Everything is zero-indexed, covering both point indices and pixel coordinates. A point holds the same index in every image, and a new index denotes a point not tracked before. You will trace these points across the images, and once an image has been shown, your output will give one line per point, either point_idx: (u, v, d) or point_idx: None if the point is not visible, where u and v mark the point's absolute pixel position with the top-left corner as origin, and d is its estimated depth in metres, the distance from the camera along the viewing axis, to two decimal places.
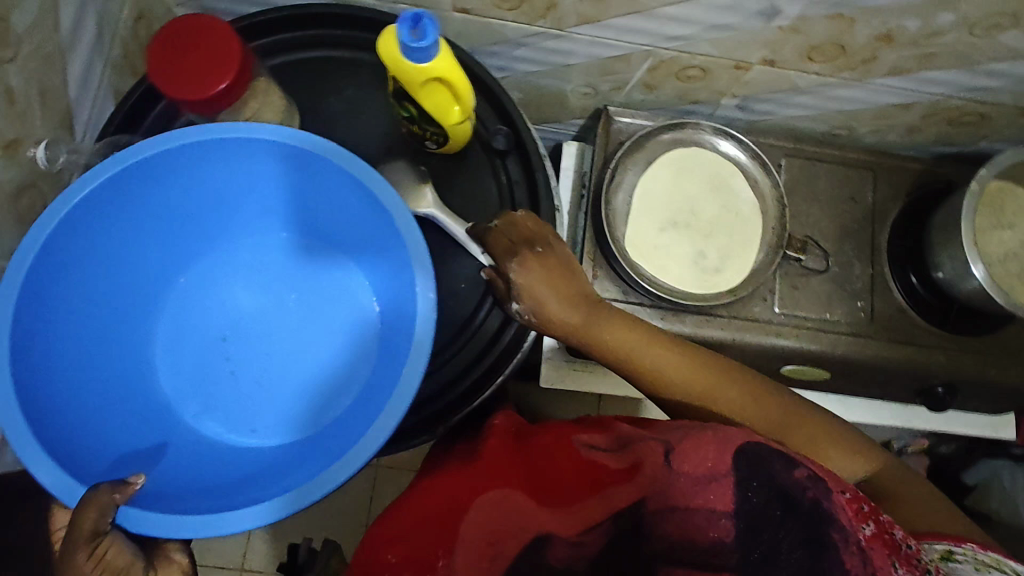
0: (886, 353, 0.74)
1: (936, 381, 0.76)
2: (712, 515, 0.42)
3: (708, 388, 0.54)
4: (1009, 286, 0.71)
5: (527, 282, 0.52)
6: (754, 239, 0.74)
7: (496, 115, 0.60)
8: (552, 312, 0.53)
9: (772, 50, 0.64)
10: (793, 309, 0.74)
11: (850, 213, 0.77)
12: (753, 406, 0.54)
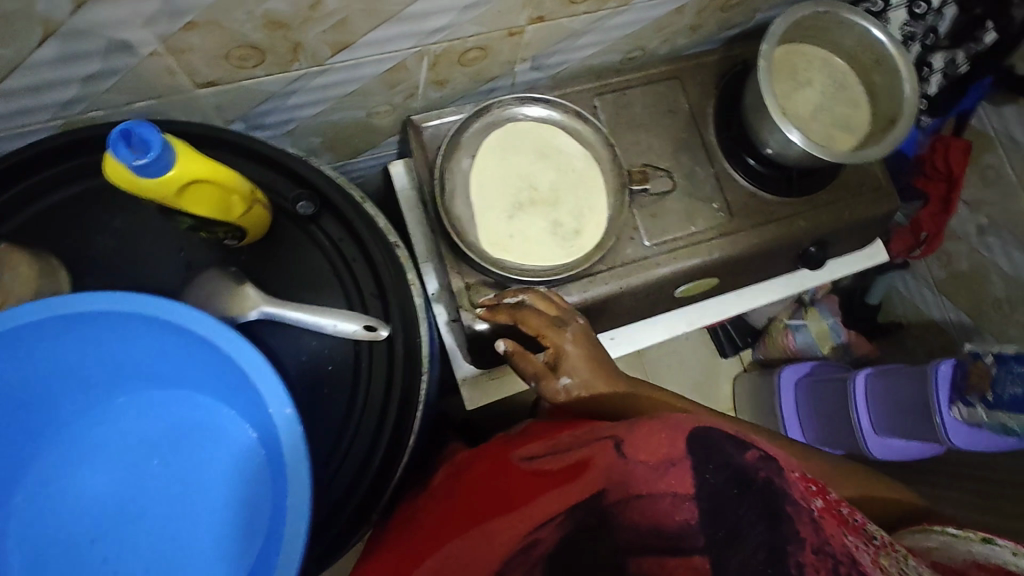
0: (755, 238, 0.77)
1: (806, 243, 0.81)
2: (678, 500, 0.42)
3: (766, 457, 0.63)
4: (831, 137, 0.76)
5: (574, 348, 0.63)
6: (599, 187, 0.74)
7: (297, 180, 0.56)
8: (599, 383, 0.62)
9: (533, 7, 0.63)
10: (660, 236, 0.75)
11: (674, 126, 0.79)
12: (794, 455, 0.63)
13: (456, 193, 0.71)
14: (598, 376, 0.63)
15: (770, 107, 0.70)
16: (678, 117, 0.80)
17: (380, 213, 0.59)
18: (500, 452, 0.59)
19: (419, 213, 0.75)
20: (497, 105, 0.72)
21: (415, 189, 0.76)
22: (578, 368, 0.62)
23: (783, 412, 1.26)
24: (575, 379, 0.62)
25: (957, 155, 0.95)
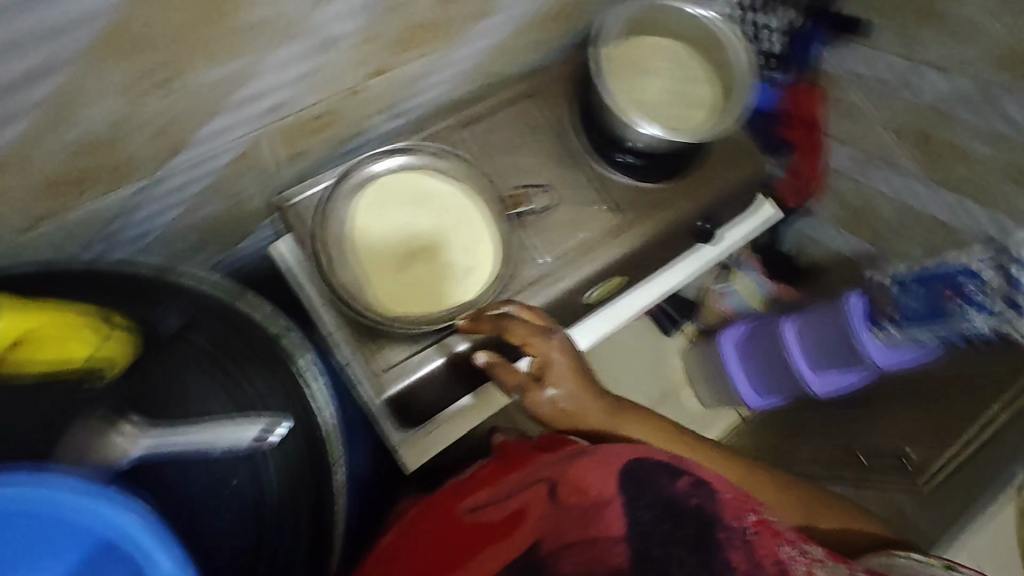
0: (644, 230, 0.80)
1: (697, 219, 0.84)
2: (605, 536, 0.45)
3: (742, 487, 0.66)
4: (686, 118, 0.79)
5: (559, 358, 0.67)
6: (480, 218, 0.74)
7: (190, 297, 0.56)
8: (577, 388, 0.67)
9: (364, 64, 0.63)
10: (553, 251, 0.76)
11: (540, 140, 0.81)
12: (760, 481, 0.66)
13: (336, 262, 0.68)
14: (583, 388, 0.68)
15: (618, 110, 0.73)
16: (546, 127, 0.81)
17: (270, 313, 0.58)
18: (447, 505, 0.62)
19: (311, 288, 0.72)
20: (355, 167, 0.70)
21: (300, 264, 0.72)
22: (563, 378, 0.67)
23: (729, 372, 1.32)
24: (561, 389, 0.66)
25: (808, 104, 1.05)
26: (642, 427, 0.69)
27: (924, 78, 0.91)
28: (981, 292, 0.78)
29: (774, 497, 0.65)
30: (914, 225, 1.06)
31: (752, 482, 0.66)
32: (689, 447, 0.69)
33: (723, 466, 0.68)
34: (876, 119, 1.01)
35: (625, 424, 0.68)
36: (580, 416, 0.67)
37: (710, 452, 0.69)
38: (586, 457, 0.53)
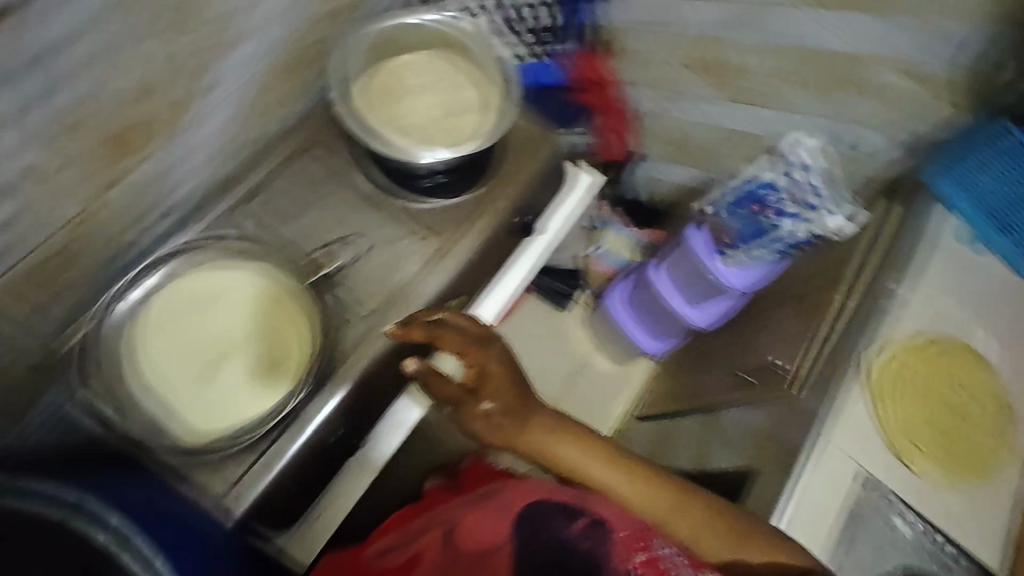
0: (467, 245, 0.76)
1: (512, 217, 0.81)
2: (501, 573, 0.60)
3: (664, 516, 0.70)
4: (461, 125, 0.77)
5: (494, 368, 0.71)
6: (277, 293, 0.67)
7: None
8: (511, 402, 0.70)
9: (71, 186, 0.53)
10: (371, 300, 0.72)
11: (330, 191, 0.74)
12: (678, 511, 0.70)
13: (129, 400, 0.61)
14: (521, 405, 0.71)
15: (383, 147, 0.70)
16: (322, 167, 0.75)
17: (58, 485, 0.48)
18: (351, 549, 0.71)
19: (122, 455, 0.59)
20: (109, 305, 0.63)
21: (102, 436, 0.61)
22: (500, 389, 0.70)
23: (614, 322, 1.38)
24: (498, 401, 0.70)
25: (584, 66, 1.04)
26: (580, 452, 0.72)
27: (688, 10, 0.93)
28: (788, 198, 0.83)
29: (693, 539, 0.69)
30: (728, 145, 1.09)
31: (677, 519, 0.70)
32: (623, 474, 0.71)
33: (654, 499, 0.70)
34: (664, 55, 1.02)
35: (560, 445, 0.72)
36: (522, 432, 0.71)
37: (647, 481, 0.71)
38: (497, 505, 0.68)
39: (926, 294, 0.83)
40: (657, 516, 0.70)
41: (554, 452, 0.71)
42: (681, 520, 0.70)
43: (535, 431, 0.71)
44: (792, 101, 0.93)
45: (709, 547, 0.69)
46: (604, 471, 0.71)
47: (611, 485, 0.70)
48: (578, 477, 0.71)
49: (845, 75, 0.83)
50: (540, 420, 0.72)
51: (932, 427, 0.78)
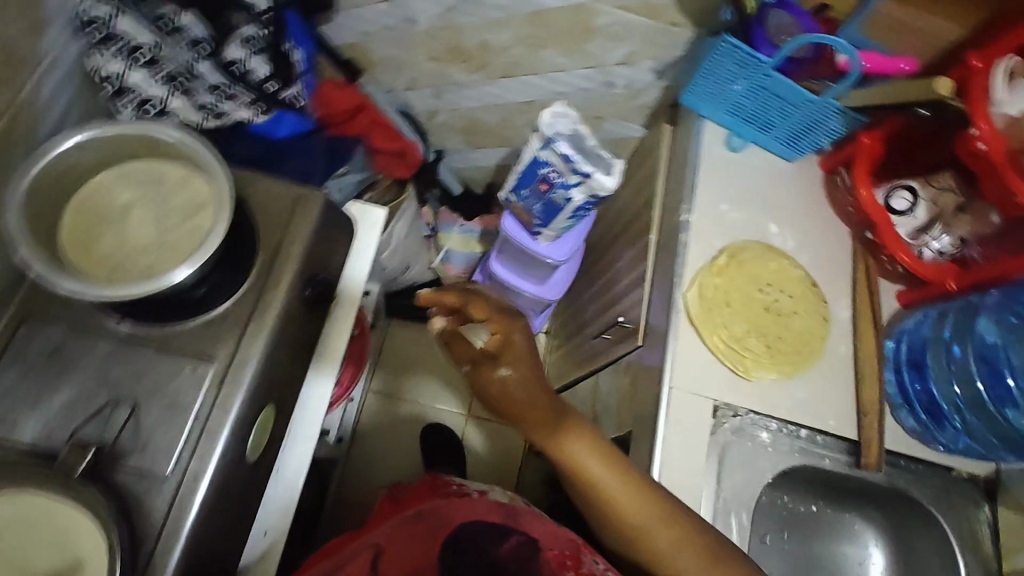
0: (267, 343, 0.64)
1: (301, 289, 0.70)
2: None
3: (644, 529, 0.65)
4: (203, 219, 0.63)
5: (518, 346, 0.63)
6: (36, 507, 0.51)
7: None
8: (532, 382, 0.63)
9: None
10: (172, 455, 0.58)
11: (69, 356, 0.60)
12: (663, 527, 0.64)
13: None
14: (540, 390, 0.63)
15: (112, 292, 0.55)
16: (64, 319, 0.61)
17: None
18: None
19: None
20: None
21: None
22: (519, 360, 0.62)
23: None
24: (516, 367, 0.62)
25: (342, 95, 0.96)
26: (590, 455, 0.65)
27: (412, 8, 0.94)
28: (562, 168, 0.79)
29: (652, 554, 0.66)
30: (514, 115, 1.14)
31: (648, 538, 0.65)
32: (624, 489, 0.65)
33: (642, 516, 0.65)
34: (419, 53, 1.03)
35: (569, 443, 0.65)
36: (540, 414, 0.64)
37: (646, 500, 0.65)
38: (428, 523, 0.66)
39: (705, 210, 0.82)
40: (633, 535, 0.66)
41: (561, 451, 0.65)
42: (656, 541, 0.65)
43: (552, 417, 0.64)
44: (545, 60, 0.98)
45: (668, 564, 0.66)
46: (607, 479, 0.65)
47: (609, 492, 0.65)
48: (575, 474, 0.65)
49: (573, 27, 0.90)
50: (557, 415, 0.65)
51: (759, 337, 0.75)
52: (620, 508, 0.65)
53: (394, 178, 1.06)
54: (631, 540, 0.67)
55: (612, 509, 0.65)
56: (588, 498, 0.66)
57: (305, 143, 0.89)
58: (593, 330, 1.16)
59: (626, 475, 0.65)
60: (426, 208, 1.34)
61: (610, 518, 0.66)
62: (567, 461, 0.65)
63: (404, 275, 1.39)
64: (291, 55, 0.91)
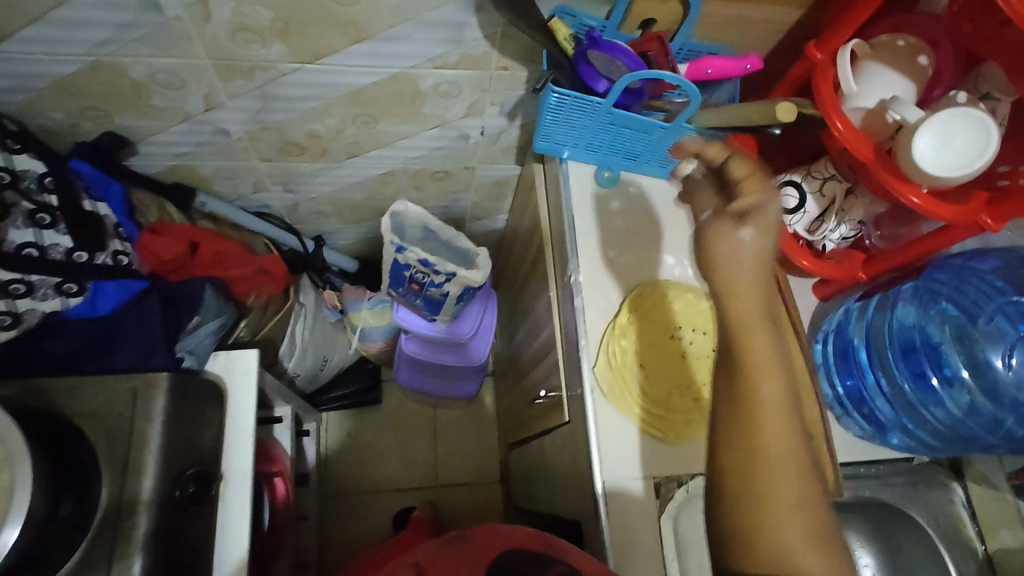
0: None
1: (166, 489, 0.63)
2: None
3: (767, 457, 0.52)
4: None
5: (758, 243, 0.54)
6: None
7: None
8: (744, 268, 0.55)
9: None
10: None
11: None
12: (794, 474, 0.52)
13: None
14: (770, 268, 0.55)
15: None
16: None
17: None
18: None
19: None
20: None
21: None
22: (765, 218, 0.54)
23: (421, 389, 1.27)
24: (755, 228, 0.54)
25: (166, 243, 0.85)
26: (774, 359, 0.54)
27: (217, 120, 0.82)
28: (424, 270, 0.70)
29: (756, 493, 0.51)
30: (380, 186, 1.04)
31: (768, 479, 0.51)
32: (781, 412, 0.53)
33: (780, 455, 0.52)
34: (249, 158, 0.92)
35: (760, 332, 0.55)
36: (756, 288, 0.55)
37: (796, 440, 0.53)
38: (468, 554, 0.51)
39: (593, 264, 0.75)
40: (755, 467, 0.52)
41: (747, 337, 0.55)
42: (776, 498, 0.51)
43: (760, 292, 0.55)
44: (386, 131, 0.88)
45: (763, 523, 0.51)
46: (773, 391, 0.53)
47: (768, 405, 0.53)
48: (745, 361, 0.54)
49: (400, 95, 0.80)
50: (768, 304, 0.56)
51: (684, 393, 0.69)
52: (766, 436, 0.52)
53: (261, 297, 0.97)
54: (742, 477, 0.52)
55: (752, 426, 0.53)
56: (740, 408, 0.53)
57: (138, 308, 0.77)
58: (528, 384, 1.09)
59: (783, 396, 0.54)
60: (325, 292, 1.22)
61: (741, 435, 0.53)
62: (744, 346, 0.54)
63: (324, 369, 1.27)
64: (97, 214, 0.80)
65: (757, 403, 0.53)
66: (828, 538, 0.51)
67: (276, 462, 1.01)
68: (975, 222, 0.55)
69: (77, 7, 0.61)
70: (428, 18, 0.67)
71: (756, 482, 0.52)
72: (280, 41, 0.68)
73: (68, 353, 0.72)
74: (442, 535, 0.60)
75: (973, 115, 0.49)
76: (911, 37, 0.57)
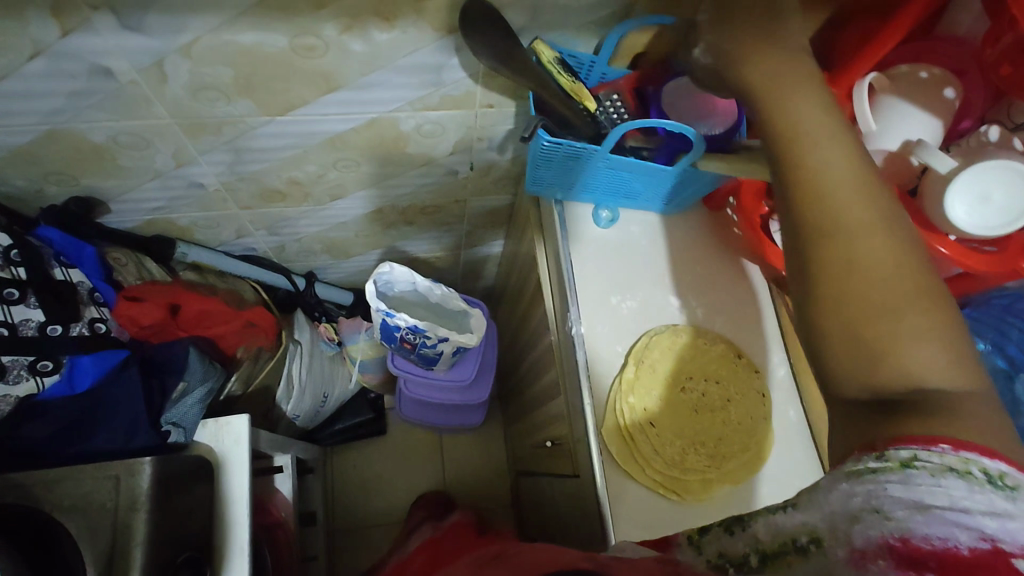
0: None
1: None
2: None
3: (838, 234, 0.40)
4: None
5: (738, 49, 0.47)
6: None
7: None
8: (758, 72, 0.46)
9: None
10: None
11: None
12: (882, 253, 0.39)
13: None
14: (781, 55, 0.46)
15: None
16: None
17: None
18: None
19: None
20: None
21: None
22: (729, 41, 0.48)
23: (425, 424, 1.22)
24: (717, 44, 0.48)
25: (146, 309, 0.81)
26: (824, 123, 0.44)
27: (191, 175, 0.77)
28: (415, 333, 0.67)
29: (830, 296, 0.40)
30: (369, 223, 1.00)
31: (845, 278, 0.40)
32: (853, 188, 0.41)
33: (866, 244, 0.40)
34: (228, 208, 0.87)
35: (799, 104, 0.45)
36: (770, 65, 0.46)
37: (878, 219, 0.40)
38: (516, 565, 0.47)
39: (594, 314, 0.70)
40: (829, 263, 0.40)
41: (779, 112, 0.45)
42: (855, 279, 0.39)
43: (781, 65, 0.46)
44: (370, 174, 0.83)
45: (845, 320, 0.39)
46: (829, 164, 0.42)
47: (821, 172, 0.42)
48: (781, 131, 0.44)
49: (381, 139, 0.75)
50: (799, 74, 0.46)
51: (699, 450, 0.65)
52: (835, 206, 0.41)
53: (249, 352, 0.93)
54: (812, 269, 0.41)
55: (817, 202, 0.42)
56: (792, 187, 0.43)
57: (119, 381, 0.72)
58: (533, 420, 1.04)
59: (847, 162, 0.42)
60: (321, 325, 1.16)
61: (801, 218, 0.42)
62: (777, 123, 0.44)
63: (325, 406, 1.22)
64: (69, 282, 0.76)
65: (810, 174, 0.42)
66: (942, 322, 0.38)
67: (278, 514, 0.97)
68: (1014, 268, 0.50)
69: (22, 79, 0.57)
70: (404, 63, 0.62)
71: (824, 272, 0.41)
72: (245, 97, 0.63)
73: (47, 437, 0.67)
74: (482, 558, 0.56)
75: (1002, 166, 0.45)
76: (936, 66, 0.52)
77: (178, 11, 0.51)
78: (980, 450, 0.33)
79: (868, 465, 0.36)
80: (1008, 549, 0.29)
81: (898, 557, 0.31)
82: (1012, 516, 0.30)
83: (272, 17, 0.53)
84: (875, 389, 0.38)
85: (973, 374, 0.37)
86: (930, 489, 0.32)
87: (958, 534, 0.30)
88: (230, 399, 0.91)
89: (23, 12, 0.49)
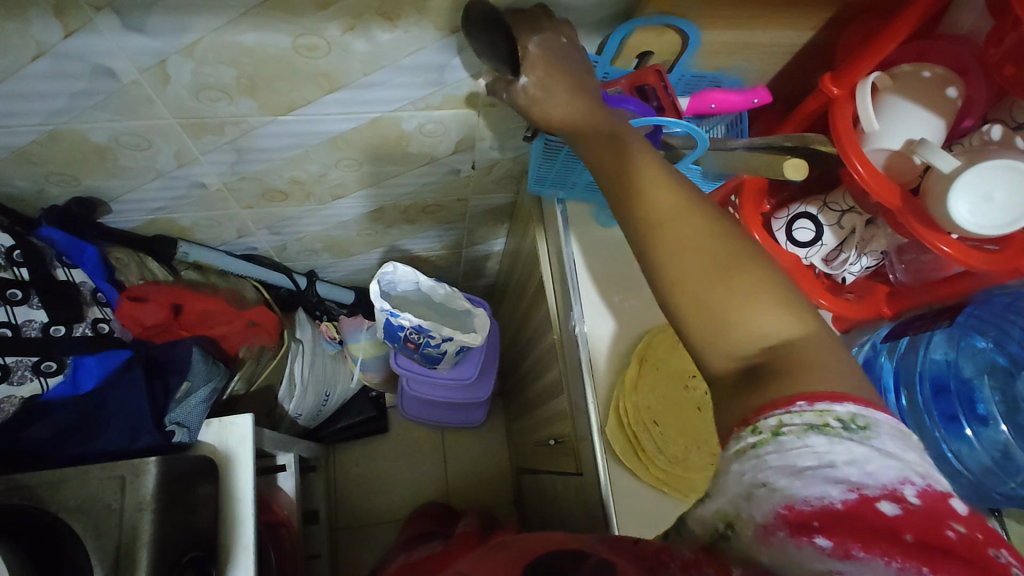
0: None
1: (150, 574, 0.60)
2: None
3: (665, 222, 0.43)
4: None
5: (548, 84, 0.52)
6: None
7: None
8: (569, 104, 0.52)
9: None
10: None
11: None
12: (703, 228, 0.42)
13: None
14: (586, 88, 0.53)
15: None
16: None
17: None
18: None
19: None
20: None
21: None
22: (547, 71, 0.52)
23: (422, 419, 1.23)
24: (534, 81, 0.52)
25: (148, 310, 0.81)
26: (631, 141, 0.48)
27: (192, 175, 0.77)
28: (419, 333, 0.67)
29: (671, 285, 0.42)
30: (370, 223, 1.00)
31: (677, 263, 0.41)
32: (664, 187, 0.44)
33: (685, 229, 0.42)
34: (230, 207, 0.87)
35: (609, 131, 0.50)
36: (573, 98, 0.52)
37: (688, 203, 0.43)
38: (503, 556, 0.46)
39: (596, 313, 0.70)
40: (660, 254, 0.42)
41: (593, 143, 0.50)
42: (688, 259, 0.41)
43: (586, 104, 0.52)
44: (371, 173, 0.83)
45: (691, 297, 0.41)
46: (643, 171, 0.45)
47: (636, 180, 0.45)
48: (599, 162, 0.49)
49: (383, 139, 0.75)
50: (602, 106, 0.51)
51: (703, 448, 0.65)
52: (651, 202, 0.44)
53: (248, 352, 0.93)
54: (651, 264, 0.43)
55: (638, 203, 0.44)
56: (617, 200, 0.46)
57: (124, 381, 0.72)
58: (535, 417, 1.04)
59: (657, 164, 0.46)
60: (323, 324, 1.16)
61: (631, 219, 0.45)
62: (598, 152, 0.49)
63: (328, 404, 1.22)
64: (72, 283, 0.76)
65: (628, 183, 0.46)
66: (766, 277, 0.40)
67: (282, 512, 0.98)
68: (1014, 267, 0.50)
69: (26, 80, 0.56)
70: (405, 63, 0.62)
71: (662, 257, 0.42)
72: (248, 97, 0.63)
73: (53, 436, 0.68)
74: (484, 547, 0.57)
75: (1006, 165, 0.45)
76: (938, 66, 0.52)
77: (180, 11, 0.51)
78: (831, 399, 0.35)
79: (746, 442, 0.35)
80: (871, 494, 0.31)
81: (790, 525, 0.32)
82: (869, 459, 0.32)
83: (274, 17, 0.53)
84: (736, 356, 0.39)
85: (806, 320, 0.40)
86: (799, 451, 0.33)
87: (831, 490, 0.32)
88: (232, 398, 0.91)
89: (26, 14, 0.49)
